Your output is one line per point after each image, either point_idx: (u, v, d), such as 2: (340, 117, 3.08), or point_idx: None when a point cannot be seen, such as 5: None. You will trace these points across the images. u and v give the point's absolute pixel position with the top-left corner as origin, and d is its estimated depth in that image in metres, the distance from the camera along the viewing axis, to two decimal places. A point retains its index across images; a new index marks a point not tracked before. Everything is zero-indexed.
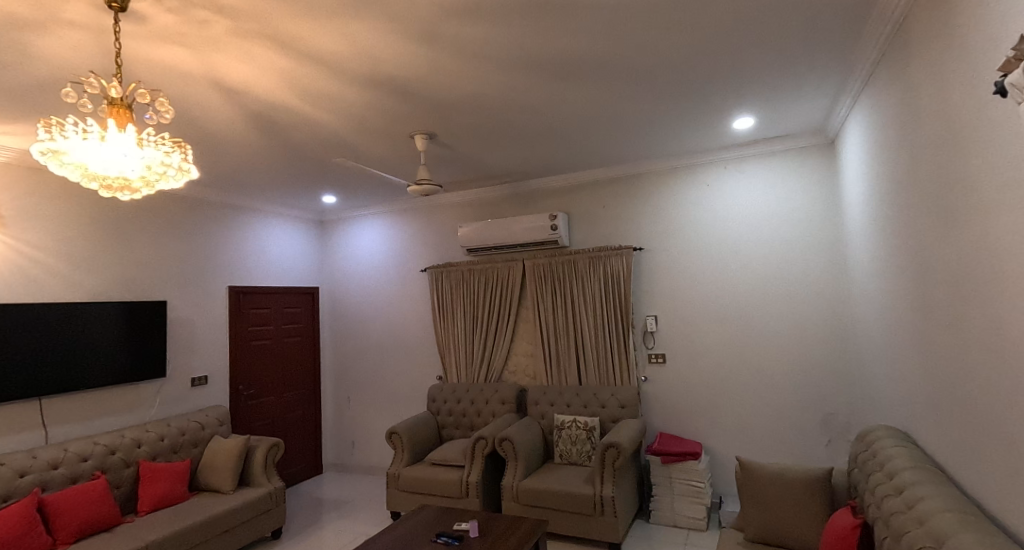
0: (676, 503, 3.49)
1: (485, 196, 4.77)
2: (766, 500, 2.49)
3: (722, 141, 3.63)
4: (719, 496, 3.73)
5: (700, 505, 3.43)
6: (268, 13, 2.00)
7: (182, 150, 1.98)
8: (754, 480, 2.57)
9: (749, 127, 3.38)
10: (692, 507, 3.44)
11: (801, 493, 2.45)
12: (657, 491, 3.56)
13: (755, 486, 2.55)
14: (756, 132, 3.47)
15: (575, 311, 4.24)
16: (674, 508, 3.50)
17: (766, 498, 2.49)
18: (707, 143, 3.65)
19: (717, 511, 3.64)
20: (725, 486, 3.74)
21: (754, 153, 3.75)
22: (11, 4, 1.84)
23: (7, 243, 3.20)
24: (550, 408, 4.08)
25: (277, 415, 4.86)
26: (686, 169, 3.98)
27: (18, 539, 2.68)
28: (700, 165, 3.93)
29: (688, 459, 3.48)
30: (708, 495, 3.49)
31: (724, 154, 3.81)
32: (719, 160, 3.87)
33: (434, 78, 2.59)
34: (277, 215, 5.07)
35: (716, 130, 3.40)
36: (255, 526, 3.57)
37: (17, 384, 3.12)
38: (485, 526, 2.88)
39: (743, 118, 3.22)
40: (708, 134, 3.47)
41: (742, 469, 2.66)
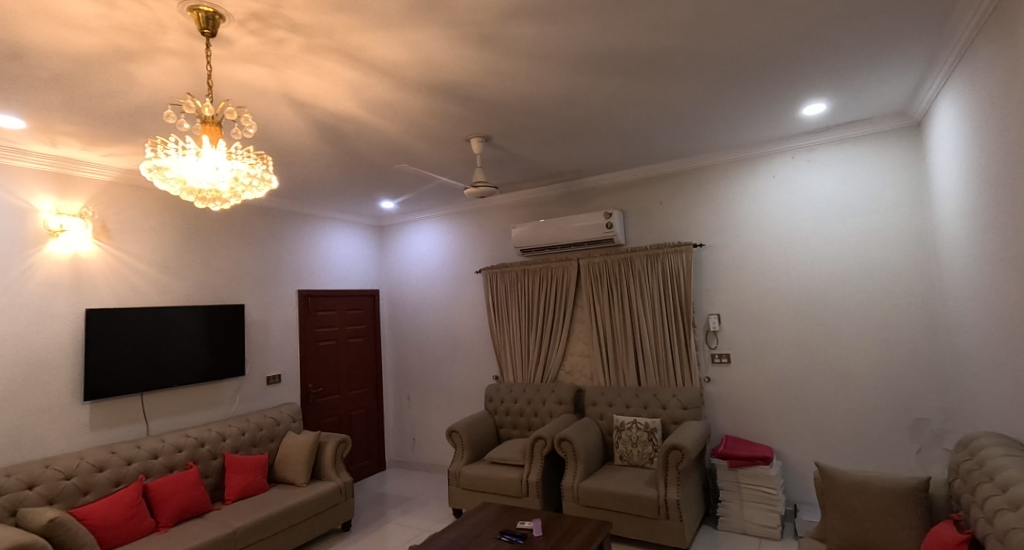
0: (746, 509, 3.36)
1: (540, 196, 4.78)
2: (851, 510, 2.36)
3: (791, 130, 3.47)
4: (794, 503, 3.58)
5: (773, 513, 3.29)
6: (337, 28, 2.10)
7: (264, 162, 2.11)
8: (835, 488, 2.45)
9: (820, 114, 3.22)
10: (763, 515, 3.31)
11: (892, 503, 2.31)
12: (725, 497, 3.45)
13: (838, 494, 2.42)
14: (830, 118, 3.30)
15: (633, 311, 4.17)
16: (744, 514, 3.37)
17: (849, 507, 2.37)
18: (774, 132, 3.50)
19: (792, 520, 3.48)
20: (801, 494, 3.57)
21: (825, 141, 3.57)
22: (119, 38, 2.03)
23: (112, 254, 3.53)
24: (609, 409, 4.04)
25: (343, 413, 5.07)
26: (751, 162, 3.84)
27: (127, 520, 2.94)
28: (766, 157, 3.78)
29: (758, 464, 3.35)
30: (781, 503, 3.35)
31: (791, 143, 3.65)
32: (786, 150, 3.70)
33: (492, 81, 2.62)
34: (339, 221, 5.29)
35: (783, 118, 3.26)
36: (326, 518, 3.75)
37: (122, 381, 3.43)
38: (549, 525, 2.90)
39: (814, 104, 3.07)
40: (775, 123, 3.33)
41: (821, 475, 2.54)
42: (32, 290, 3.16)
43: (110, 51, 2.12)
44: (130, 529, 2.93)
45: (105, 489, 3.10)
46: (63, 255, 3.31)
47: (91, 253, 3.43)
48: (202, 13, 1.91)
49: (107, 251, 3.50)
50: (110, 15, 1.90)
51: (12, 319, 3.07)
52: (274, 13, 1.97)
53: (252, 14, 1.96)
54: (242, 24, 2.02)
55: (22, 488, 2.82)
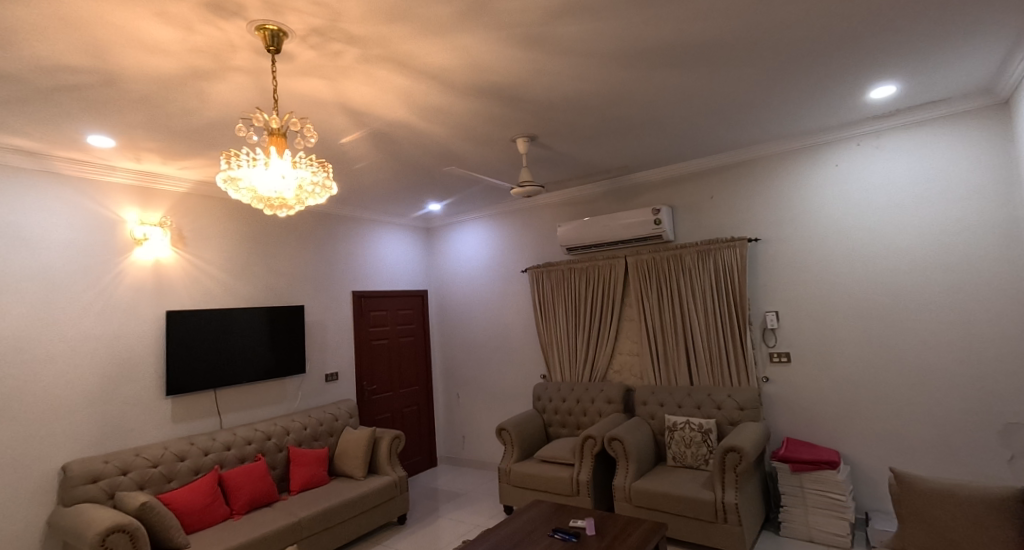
0: (811, 516, 3.24)
1: (586, 193, 4.76)
2: (935, 522, 2.23)
3: (858, 114, 3.31)
4: (865, 511, 3.41)
5: (842, 520, 3.14)
6: (390, 37, 2.18)
7: (325, 170, 2.22)
8: (913, 495, 2.32)
9: (890, 96, 3.06)
10: (831, 522, 3.17)
11: (982, 515, 2.16)
12: (787, 502, 3.33)
13: (919, 504, 2.29)
14: (902, 99, 3.13)
15: (684, 309, 4.10)
16: (809, 521, 3.25)
17: (932, 519, 2.24)
18: (838, 118, 3.35)
19: (864, 528, 3.31)
20: (872, 501, 3.41)
21: (895, 125, 3.39)
22: (195, 59, 2.19)
23: (188, 260, 3.78)
24: (660, 409, 3.98)
25: (396, 410, 5.23)
26: (810, 150, 3.69)
27: (205, 508, 3.17)
28: (825, 146, 3.63)
29: (823, 468, 3.22)
30: (851, 510, 3.19)
31: (858, 129, 3.48)
32: (852, 136, 3.54)
33: (539, 81, 2.65)
34: (389, 224, 5.45)
35: (846, 104, 3.12)
36: (383, 512, 3.88)
37: (197, 378, 3.67)
38: (602, 524, 2.90)
39: (884, 87, 2.92)
40: (840, 108, 3.18)
41: (897, 482, 2.41)
42: (122, 293, 3.45)
43: (187, 72, 2.29)
44: (208, 516, 3.16)
45: (186, 477, 3.35)
46: (146, 261, 3.58)
47: (170, 259, 3.69)
48: (268, 31, 2.04)
49: (183, 257, 3.76)
50: (188, 39, 2.05)
51: (106, 319, 3.36)
52: (332, 27, 2.07)
53: (312, 29, 2.07)
54: (303, 39, 2.13)
55: (116, 474, 3.10)
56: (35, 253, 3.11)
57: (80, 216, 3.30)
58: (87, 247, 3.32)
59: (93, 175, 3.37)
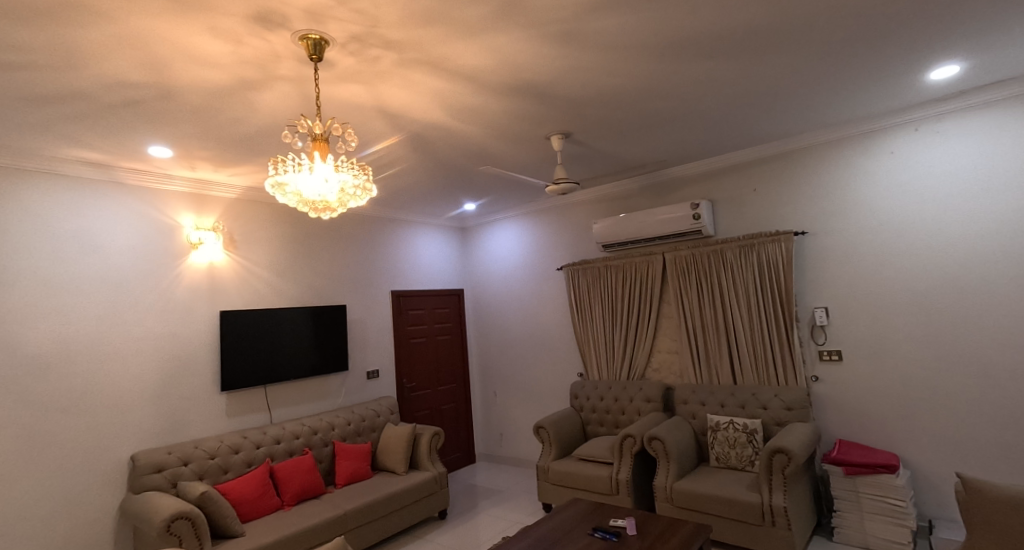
0: (868, 522, 3.10)
1: (622, 190, 4.71)
2: (1006, 530, 2.07)
3: (915, 98, 3.16)
4: (929, 519, 3.26)
5: (903, 528, 3.00)
6: (426, 41, 2.22)
7: (365, 173, 2.29)
8: (984, 502, 2.15)
9: (951, 77, 2.91)
10: (890, 529, 3.03)
11: None
12: (841, 508, 3.20)
13: (987, 510, 2.13)
14: (963, 80, 2.97)
15: (727, 306, 4.00)
16: (865, 527, 3.11)
17: (1003, 526, 2.08)
18: (892, 103, 3.21)
19: (928, 537, 3.15)
20: (935, 508, 3.25)
21: (955, 108, 3.23)
22: (243, 70, 2.29)
23: (238, 262, 3.96)
24: (702, 408, 3.90)
25: (434, 407, 5.32)
26: (860, 138, 3.54)
27: (258, 499, 3.31)
28: (878, 132, 3.48)
29: (880, 473, 3.08)
30: (913, 518, 3.04)
31: (913, 114, 3.33)
32: (907, 121, 3.38)
33: (573, 77, 2.65)
34: (425, 225, 5.54)
35: (901, 86, 2.98)
36: (425, 506, 3.96)
37: (248, 375, 3.83)
38: (643, 524, 2.88)
39: (945, 67, 2.77)
40: (895, 91, 3.04)
41: (964, 487, 2.24)
42: (180, 294, 3.64)
43: (236, 83, 2.39)
44: (261, 507, 3.30)
45: (241, 469, 3.51)
46: (201, 264, 3.76)
47: (222, 261, 3.87)
48: (311, 41, 2.11)
49: (234, 260, 3.93)
50: (237, 51, 2.15)
51: (166, 319, 3.55)
52: (370, 33, 2.12)
53: (352, 36, 2.13)
54: (343, 46, 2.20)
55: (178, 465, 3.28)
56: (105, 258, 3.33)
57: (142, 223, 3.50)
58: (149, 252, 3.52)
59: (153, 184, 3.57)
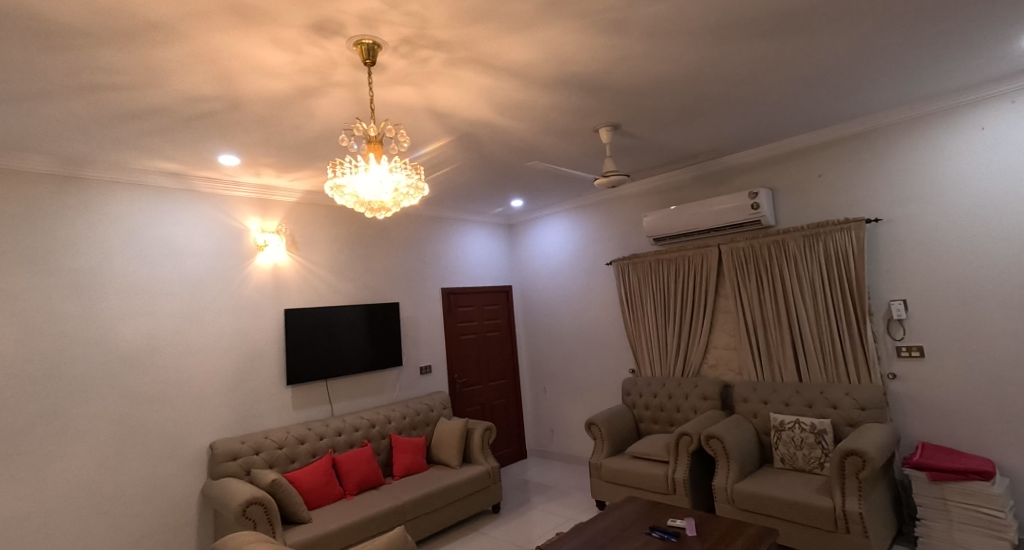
0: (958, 532, 2.88)
1: (674, 181, 4.57)
2: None
3: (1007, 68, 2.90)
4: None
5: (1000, 540, 2.77)
6: (474, 39, 2.22)
7: (418, 173, 2.32)
8: None
9: None
10: (985, 541, 2.81)
11: None
12: (926, 516, 2.99)
13: None
14: None
15: (791, 299, 3.81)
16: (954, 537, 2.89)
17: None
18: (979, 75, 2.96)
19: None
20: None
21: None
22: (302, 78, 2.37)
23: (299, 263, 4.12)
24: (763, 407, 3.72)
25: (486, 402, 5.36)
26: (946, 114, 3.27)
27: (322, 488, 3.45)
28: (968, 106, 3.20)
29: (971, 479, 2.85)
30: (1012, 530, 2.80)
31: (1005, 86, 3.06)
32: (997, 94, 3.11)
33: (623, 67, 2.58)
34: (473, 222, 5.58)
35: (993, 54, 2.73)
36: (479, 500, 4.00)
37: (310, 371, 3.99)
38: (703, 524, 2.80)
39: None
40: (984, 62, 2.80)
41: None
42: (248, 293, 3.82)
43: (296, 91, 2.48)
44: (325, 496, 3.44)
45: (306, 459, 3.66)
46: (266, 265, 3.94)
47: (285, 262, 4.04)
48: (364, 46, 2.15)
49: (295, 261, 4.09)
50: (297, 60, 2.22)
51: (237, 316, 3.74)
52: (420, 35, 2.14)
53: (403, 38, 2.16)
54: (394, 49, 2.23)
55: (250, 454, 3.46)
56: (182, 261, 3.54)
57: (213, 227, 3.71)
58: (220, 255, 3.71)
59: (222, 192, 3.77)
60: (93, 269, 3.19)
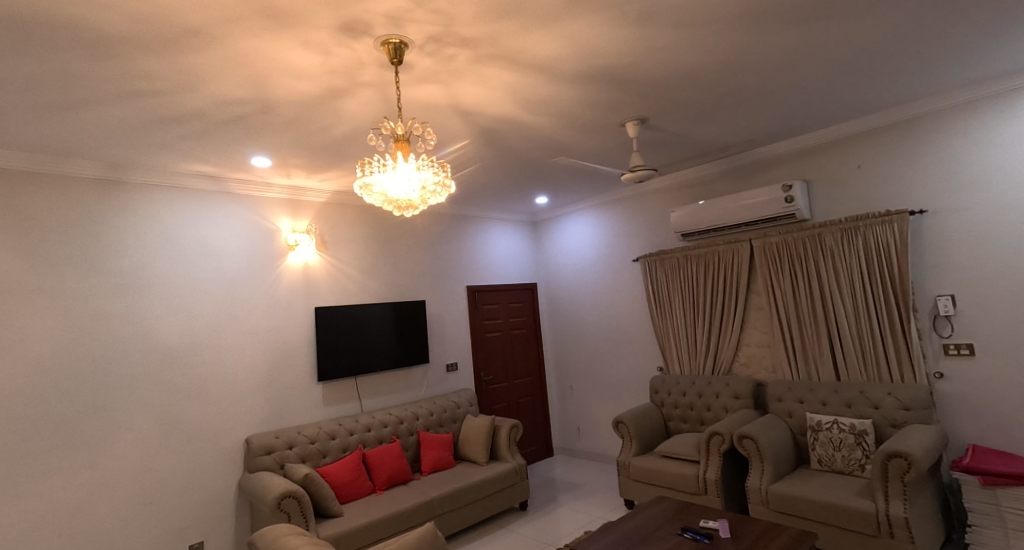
0: (1013, 540, 2.74)
1: (703, 175, 4.47)
2: None
3: None
4: None
5: None
6: (500, 35, 2.20)
7: (444, 170, 2.32)
8: None
9: None
10: None
11: None
12: (977, 522, 2.85)
13: None
14: None
15: (829, 295, 3.69)
16: (1008, 545, 2.75)
17: None
18: None
19: None
20: None
21: None
22: (331, 79, 2.39)
23: (329, 262, 4.18)
24: (799, 407, 3.62)
25: (512, 400, 5.36)
26: (1001, 98, 3.11)
27: (353, 482, 3.51)
28: None
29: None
30: None
31: None
32: None
33: (651, 58, 2.53)
34: (498, 220, 5.57)
35: None
36: (506, 496, 4.00)
37: (339, 368, 4.05)
38: (737, 526, 2.74)
39: None
40: None
41: None
42: (280, 292, 3.90)
43: (326, 92, 2.51)
44: (356, 490, 3.49)
45: (337, 454, 3.72)
46: (297, 264, 4.01)
47: (315, 261, 4.10)
48: (392, 45, 2.16)
49: (325, 260, 4.15)
50: (326, 62, 2.25)
51: (270, 314, 3.82)
52: (446, 32, 2.13)
53: (429, 37, 2.15)
54: (421, 47, 2.23)
55: (284, 448, 3.54)
56: (219, 261, 3.64)
57: (248, 228, 3.79)
58: (254, 255, 3.80)
59: (255, 193, 3.86)
60: (135, 269, 3.30)
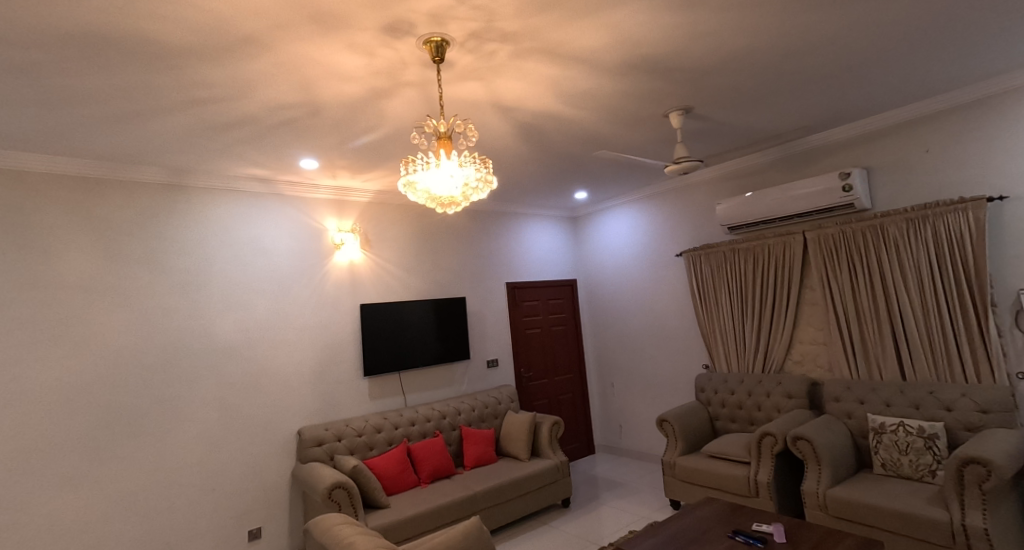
0: None
1: (751, 165, 4.30)
2: None
3: None
4: None
5: None
6: (542, 28, 2.17)
7: (486, 166, 2.30)
8: None
9: None
10: None
11: None
12: None
13: None
14: None
15: (893, 289, 3.48)
16: None
17: None
18: None
19: None
20: None
21: None
22: (374, 80, 2.41)
23: (373, 260, 4.25)
24: (860, 407, 3.42)
25: (552, 397, 5.32)
26: None
27: (399, 475, 3.57)
28: None
29: None
30: None
31: None
32: None
33: (699, 45, 2.43)
34: (537, 216, 5.53)
35: None
36: (549, 493, 3.97)
37: (383, 364, 4.11)
38: (793, 531, 2.61)
39: None
40: None
41: None
42: (328, 290, 3.99)
43: (369, 93, 2.53)
44: (401, 483, 3.55)
45: (383, 447, 3.79)
46: (343, 263, 4.09)
47: (360, 260, 4.18)
48: (434, 43, 2.15)
49: (369, 259, 4.23)
50: (371, 63, 2.26)
51: (318, 312, 3.92)
52: (487, 28, 2.12)
53: (470, 33, 2.14)
54: (462, 44, 2.22)
55: (334, 440, 3.63)
56: (271, 260, 3.75)
57: (297, 228, 3.90)
58: (302, 254, 3.90)
59: (303, 194, 3.96)
60: (195, 269, 3.43)
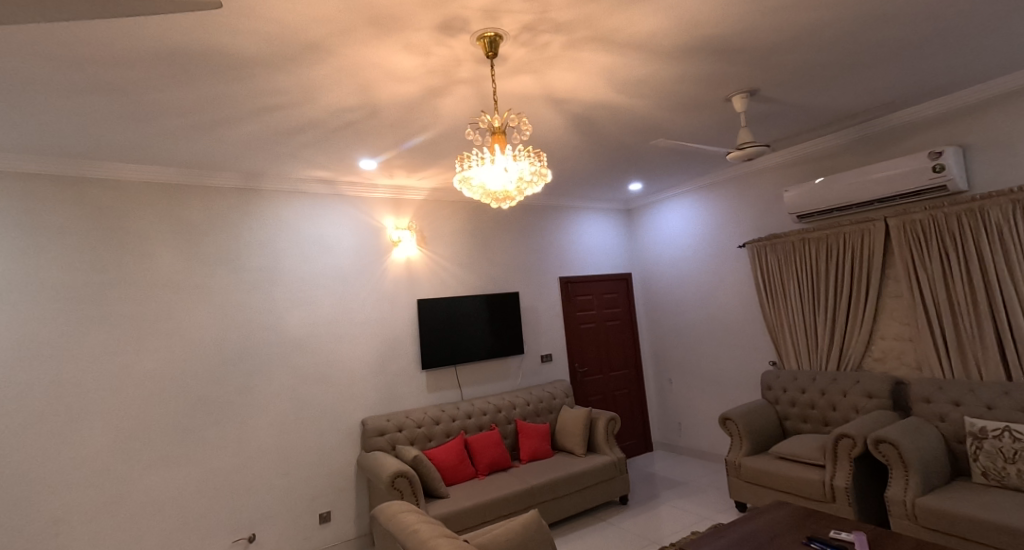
0: None
1: (822, 148, 4.01)
2: None
3: None
4: None
5: None
6: (597, 16, 2.08)
7: (540, 159, 2.25)
8: None
9: None
10: None
11: None
12: None
13: None
14: None
15: (995, 280, 3.15)
16: None
17: None
18: None
19: None
20: None
21: None
22: (429, 79, 2.41)
23: (428, 257, 4.29)
24: (954, 409, 3.12)
25: (608, 393, 5.21)
26: None
27: (457, 466, 3.60)
28: None
29: None
30: None
31: None
32: None
33: (766, 21, 2.26)
34: (591, 209, 5.42)
35: None
36: (607, 489, 3.89)
37: (439, 358, 4.15)
38: (878, 540, 2.41)
39: None
40: None
41: None
42: (386, 286, 4.06)
43: (424, 92, 2.53)
44: (459, 474, 3.58)
45: (441, 438, 3.84)
46: (400, 260, 4.15)
47: (416, 256, 4.23)
48: (487, 39, 2.11)
49: (425, 256, 4.27)
50: (425, 62, 2.26)
51: (378, 308, 4.00)
52: (540, 19, 2.05)
53: (524, 26, 2.08)
54: (515, 37, 2.16)
55: (395, 431, 3.72)
56: (333, 258, 3.86)
57: (357, 227, 3.99)
58: (362, 252, 3.99)
59: (362, 194, 4.05)
60: (266, 267, 3.58)
